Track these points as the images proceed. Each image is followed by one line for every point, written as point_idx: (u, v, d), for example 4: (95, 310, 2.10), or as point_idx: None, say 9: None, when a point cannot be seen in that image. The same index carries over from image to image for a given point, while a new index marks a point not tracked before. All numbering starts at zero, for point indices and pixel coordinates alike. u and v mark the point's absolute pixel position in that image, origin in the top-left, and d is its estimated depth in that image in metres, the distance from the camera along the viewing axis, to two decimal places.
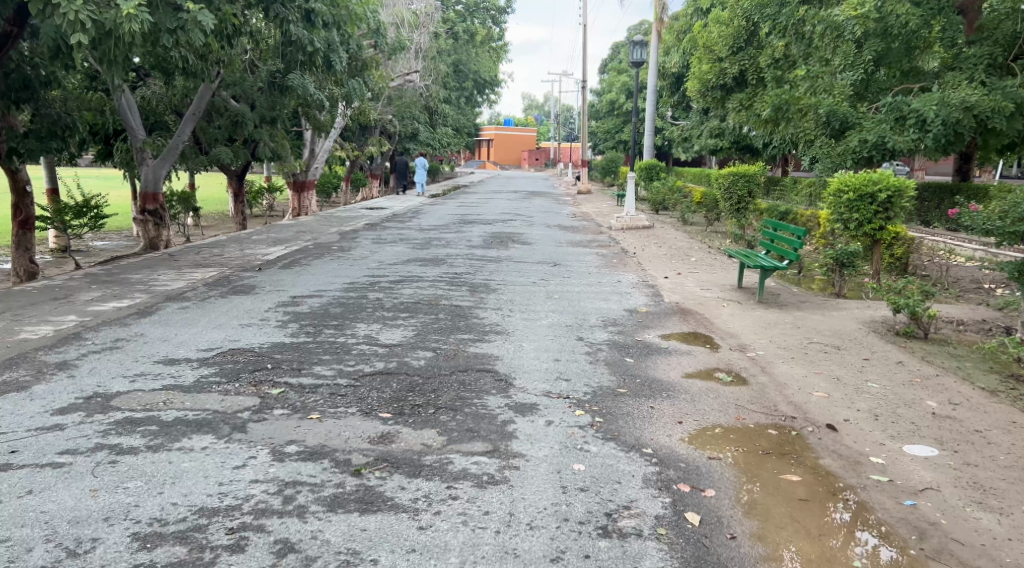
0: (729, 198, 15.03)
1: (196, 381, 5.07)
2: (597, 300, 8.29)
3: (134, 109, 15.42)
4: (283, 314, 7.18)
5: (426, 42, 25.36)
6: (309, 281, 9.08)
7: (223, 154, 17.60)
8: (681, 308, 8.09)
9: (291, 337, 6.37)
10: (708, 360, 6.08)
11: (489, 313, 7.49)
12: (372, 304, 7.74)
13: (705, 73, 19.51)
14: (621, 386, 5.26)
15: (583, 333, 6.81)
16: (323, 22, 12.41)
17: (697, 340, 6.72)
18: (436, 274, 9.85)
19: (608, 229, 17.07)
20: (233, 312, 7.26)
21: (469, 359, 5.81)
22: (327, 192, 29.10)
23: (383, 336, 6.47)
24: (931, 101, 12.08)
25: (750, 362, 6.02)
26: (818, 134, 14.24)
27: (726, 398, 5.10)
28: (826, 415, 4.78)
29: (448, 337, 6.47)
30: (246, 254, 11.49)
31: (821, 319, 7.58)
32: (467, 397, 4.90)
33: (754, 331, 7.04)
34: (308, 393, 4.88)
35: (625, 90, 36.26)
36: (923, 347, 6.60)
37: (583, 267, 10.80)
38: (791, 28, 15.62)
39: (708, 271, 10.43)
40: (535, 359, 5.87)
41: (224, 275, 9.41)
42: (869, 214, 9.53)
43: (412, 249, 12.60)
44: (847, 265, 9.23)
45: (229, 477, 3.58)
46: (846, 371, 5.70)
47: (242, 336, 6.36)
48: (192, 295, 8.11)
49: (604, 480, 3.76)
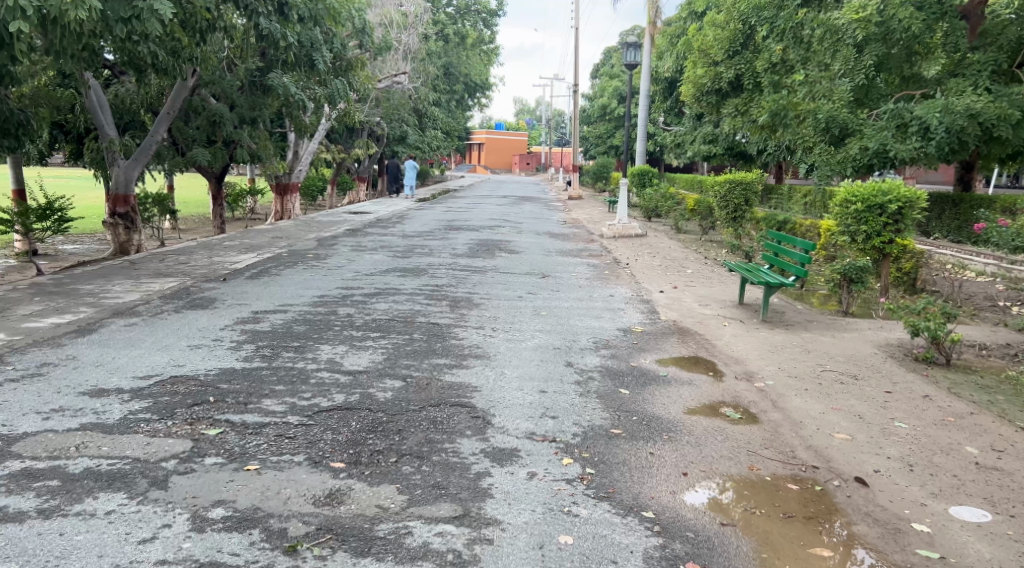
0: (725, 206, 14.39)
1: (122, 417, 4.38)
2: (588, 318, 7.62)
3: (106, 107, 14.73)
4: (240, 334, 6.49)
5: (414, 43, 24.62)
6: (276, 294, 8.39)
7: (199, 155, 16.74)
8: (679, 327, 7.43)
9: (244, 362, 5.66)
10: (712, 392, 5.42)
11: (469, 333, 6.79)
12: (340, 322, 7.04)
13: (699, 76, 18.83)
14: (615, 426, 4.57)
15: (572, 357, 6.12)
16: (299, 17, 11.69)
17: (697, 367, 6.06)
18: (416, 286, 9.17)
19: (599, 237, 16.44)
20: (186, 330, 6.56)
21: (443, 390, 5.11)
22: (311, 195, 28.41)
23: (348, 360, 5.77)
24: (934, 107, 11.50)
25: (759, 394, 5.37)
26: (818, 141, 13.60)
27: (735, 440, 4.43)
28: (852, 464, 4.12)
29: (421, 362, 5.79)
30: (214, 262, 10.79)
31: (833, 341, 6.92)
32: (437, 441, 4.21)
33: (761, 356, 6.38)
34: (250, 436, 4.19)
35: (618, 95, 35.55)
36: (947, 377, 5.93)
37: (574, 279, 10.13)
38: (790, 31, 14.97)
39: (706, 285, 9.78)
40: (518, 390, 5.18)
41: (184, 287, 8.70)
42: (878, 226, 8.89)
43: (393, 258, 11.91)
44: (855, 280, 8.59)
45: (130, 557, 2.99)
46: (867, 406, 5.05)
47: (188, 360, 5.67)
48: (144, 309, 7.41)
49: (597, 559, 3.12)
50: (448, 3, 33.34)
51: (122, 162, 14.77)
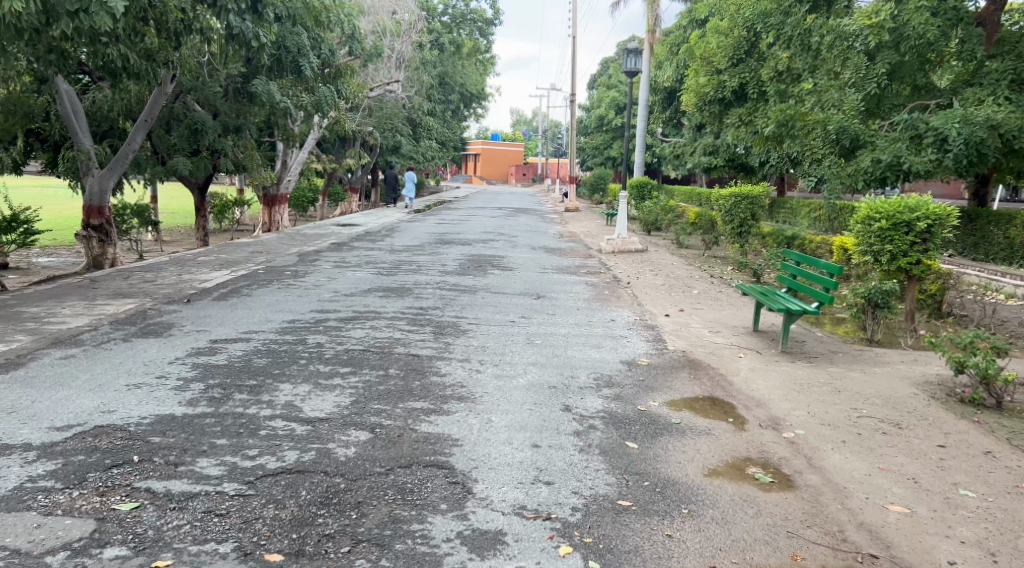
0: (730, 221, 13.58)
1: (14, 488, 3.59)
2: (588, 349, 6.80)
3: (81, 115, 13.97)
4: (190, 369, 5.67)
5: (408, 51, 23.87)
6: (242, 319, 7.57)
7: (180, 164, 15.81)
8: (690, 360, 6.64)
9: (186, 407, 4.83)
10: (735, 445, 4.61)
11: (451, 367, 5.98)
12: (307, 354, 6.21)
13: (702, 85, 17.92)
14: (623, 495, 3.77)
15: (570, 400, 5.29)
16: (276, 16, 11.00)
17: (715, 411, 5.25)
18: (398, 309, 8.37)
19: (597, 252, 15.64)
20: (130, 364, 5.75)
21: (417, 445, 4.30)
22: (301, 206, 27.60)
23: (309, 405, 4.95)
24: (953, 117, 10.68)
25: (789, 449, 4.57)
26: (828, 152, 12.76)
27: (770, 515, 3.65)
28: (911, 552, 3.38)
29: (395, 407, 4.97)
30: (182, 280, 9.98)
31: (863, 379, 6.13)
32: (403, 519, 3.45)
33: (785, 398, 5.57)
34: (170, 513, 3.40)
35: (614, 106, 35.09)
36: (1003, 424, 5.14)
37: (572, 301, 9.36)
38: (796, 38, 14.23)
39: (715, 308, 9.01)
40: (506, 445, 4.36)
41: (142, 310, 7.89)
42: (904, 245, 8.03)
43: (377, 275, 11.09)
44: (880, 306, 7.83)
45: None
46: (920, 466, 4.26)
47: (121, 405, 4.83)
48: (88, 337, 6.58)
49: None
50: (443, 13, 32.68)
51: (96, 171, 13.86)
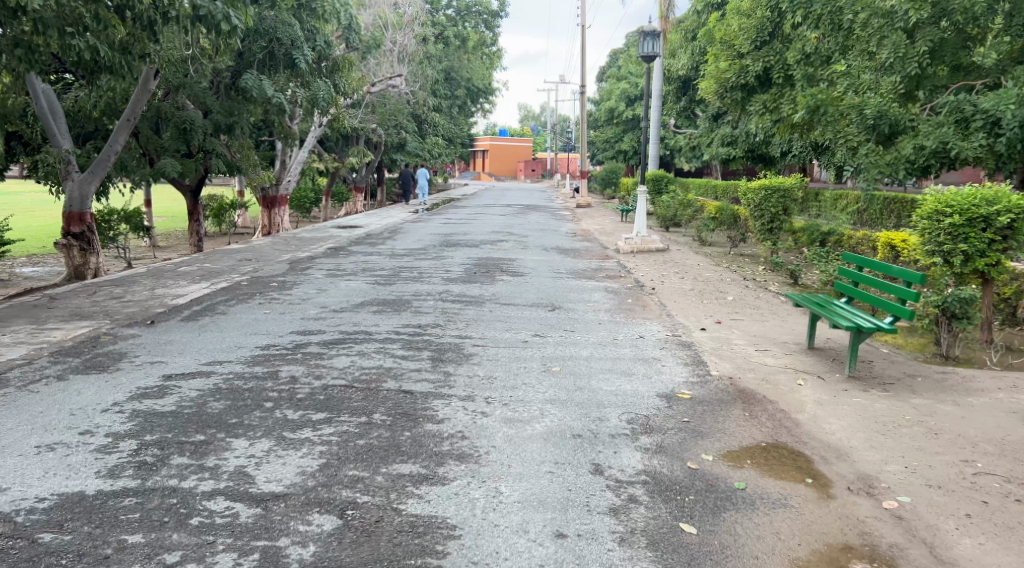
0: (760, 216, 12.30)
1: None
2: (617, 378, 5.64)
3: (59, 115, 12.84)
4: (126, 419, 4.57)
5: (411, 44, 22.58)
6: (208, 346, 6.47)
7: (168, 166, 14.66)
8: (740, 389, 5.49)
9: (106, 479, 3.72)
10: (823, 525, 3.47)
11: (450, 410, 4.82)
12: (276, 395, 5.07)
13: (723, 70, 16.12)
14: None
15: (601, 457, 4.12)
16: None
17: (790, 468, 4.09)
18: (392, 327, 7.23)
19: (614, 252, 14.44)
20: (51, 414, 4.63)
21: (398, 539, 3.20)
22: (303, 207, 26.56)
23: (263, 473, 3.82)
24: (1008, 98, 9.05)
25: (898, 530, 3.43)
26: (862, 141, 11.02)
27: None
28: None
29: (375, 472, 3.85)
30: (153, 296, 8.88)
31: (959, 413, 4.95)
32: None
33: (871, 446, 4.40)
34: None
35: (625, 97, 33.68)
36: None
37: (591, 312, 8.21)
38: (827, 16, 12.63)
39: (758, 318, 7.88)
40: (519, 538, 3.24)
41: (95, 335, 6.80)
42: (981, 244, 6.66)
43: (372, 285, 9.97)
44: (958, 317, 6.61)
45: None
46: None
47: (20, 477, 3.72)
48: (15, 375, 5.48)
49: None
50: (448, 6, 31.62)
51: (77, 175, 12.63)
